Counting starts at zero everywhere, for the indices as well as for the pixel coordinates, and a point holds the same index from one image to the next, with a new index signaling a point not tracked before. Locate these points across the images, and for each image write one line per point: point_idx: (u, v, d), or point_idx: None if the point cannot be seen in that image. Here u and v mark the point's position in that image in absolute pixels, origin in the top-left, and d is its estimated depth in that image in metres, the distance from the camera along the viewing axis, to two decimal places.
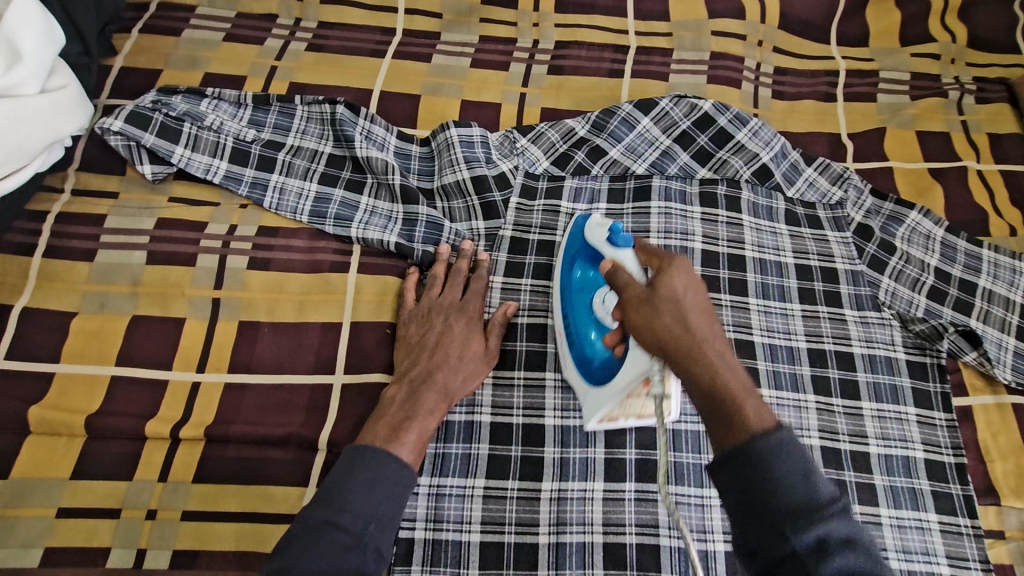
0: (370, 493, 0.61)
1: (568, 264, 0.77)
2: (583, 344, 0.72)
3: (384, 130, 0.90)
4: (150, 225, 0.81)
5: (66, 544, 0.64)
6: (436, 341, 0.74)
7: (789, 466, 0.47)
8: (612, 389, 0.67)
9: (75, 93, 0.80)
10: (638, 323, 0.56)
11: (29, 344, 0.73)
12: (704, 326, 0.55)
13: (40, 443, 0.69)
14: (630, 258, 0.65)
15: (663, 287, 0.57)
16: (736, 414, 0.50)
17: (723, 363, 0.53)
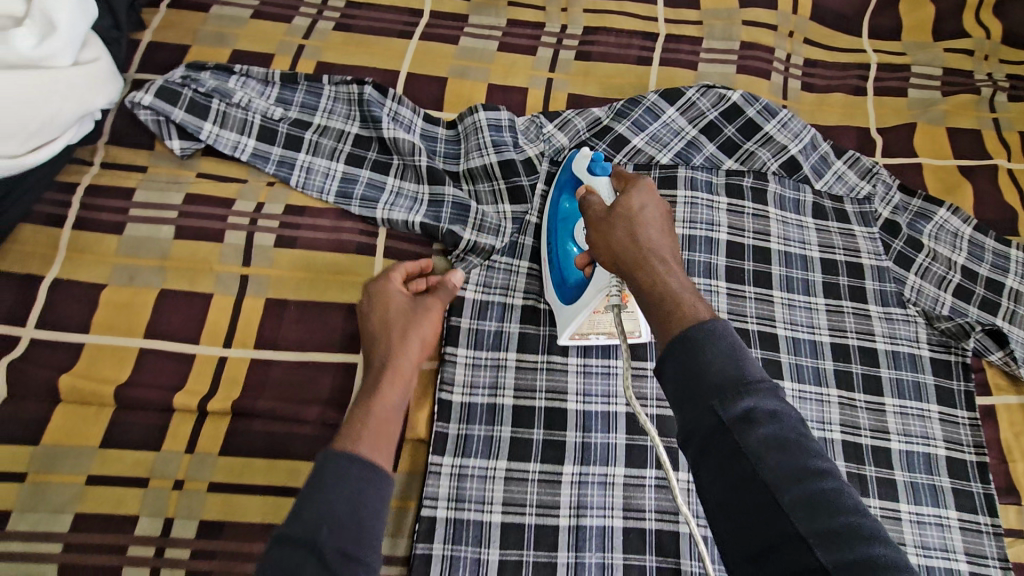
0: (346, 503, 0.48)
1: (555, 196, 0.81)
2: (563, 266, 0.76)
3: (411, 111, 0.90)
4: (178, 200, 0.81)
5: (96, 511, 0.66)
6: (387, 329, 0.66)
7: (721, 347, 0.48)
8: (583, 302, 0.72)
9: (106, 66, 0.79)
10: (597, 239, 0.63)
11: (60, 314, 0.74)
12: (656, 239, 0.60)
13: (70, 411, 0.69)
14: (605, 183, 0.73)
15: (622, 206, 0.63)
16: (675, 309, 0.53)
17: (668, 270, 0.58)
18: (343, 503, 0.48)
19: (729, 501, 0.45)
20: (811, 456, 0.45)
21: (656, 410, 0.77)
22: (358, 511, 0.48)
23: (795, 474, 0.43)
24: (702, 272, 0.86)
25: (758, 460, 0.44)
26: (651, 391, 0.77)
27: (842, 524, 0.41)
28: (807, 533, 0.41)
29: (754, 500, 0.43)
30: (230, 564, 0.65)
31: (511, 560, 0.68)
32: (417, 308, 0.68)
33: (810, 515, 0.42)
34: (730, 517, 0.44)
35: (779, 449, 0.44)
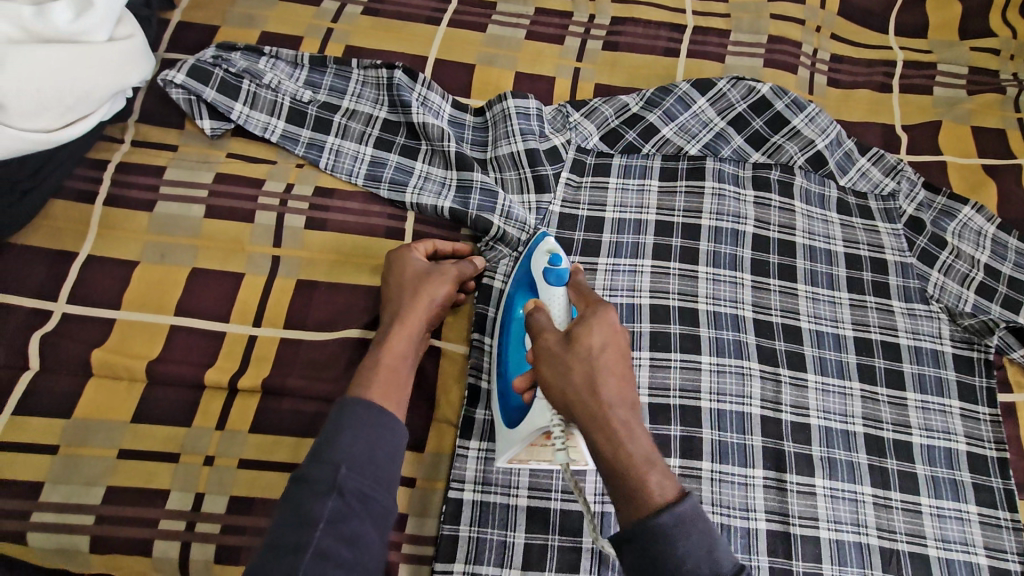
0: (363, 450, 0.56)
1: (507, 298, 0.75)
2: (507, 383, 0.69)
3: (440, 97, 0.90)
4: (208, 179, 0.81)
5: (127, 484, 0.66)
6: (404, 287, 0.71)
7: (690, 541, 0.50)
8: (520, 433, 0.65)
9: (140, 44, 0.79)
10: (549, 377, 0.58)
11: (92, 289, 0.74)
12: (614, 390, 0.57)
13: (102, 385, 0.70)
14: (561, 301, 0.69)
15: (580, 344, 0.58)
16: (641, 489, 0.52)
17: (629, 432, 0.55)
18: (363, 447, 0.56)
19: None
20: None
21: (680, 400, 0.77)
22: (375, 456, 0.56)
23: None
24: (727, 264, 0.86)
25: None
26: (674, 381, 0.78)
27: None
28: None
29: None
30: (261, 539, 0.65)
31: (536, 543, 0.68)
32: (431, 273, 0.73)
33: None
34: None
35: None
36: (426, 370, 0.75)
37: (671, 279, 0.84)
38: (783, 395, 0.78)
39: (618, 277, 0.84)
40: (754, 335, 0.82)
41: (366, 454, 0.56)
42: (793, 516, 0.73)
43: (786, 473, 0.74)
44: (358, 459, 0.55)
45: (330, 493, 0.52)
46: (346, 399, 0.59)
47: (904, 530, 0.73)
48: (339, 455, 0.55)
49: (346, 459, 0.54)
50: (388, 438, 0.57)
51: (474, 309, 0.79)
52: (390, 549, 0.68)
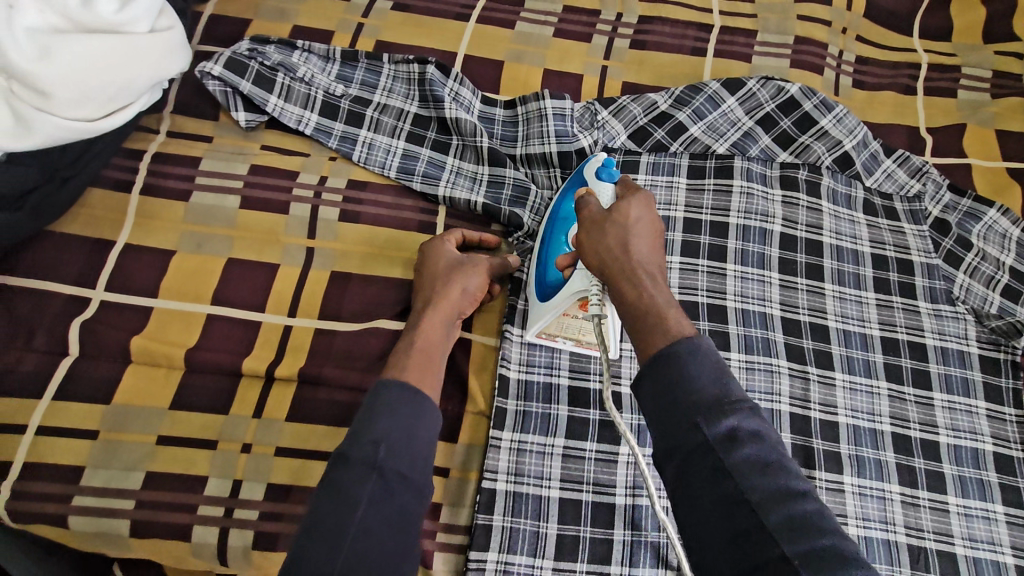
0: (401, 433, 0.54)
1: (558, 198, 0.78)
2: (547, 265, 0.74)
3: (471, 92, 0.90)
4: (243, 170, 0.82)
5: (165, 470, 0.67)
6: (437, 275, 0.72)
7: (704, 362, 0.50)
8: (553, 304, 0.70)
9: (179, 36, 0.79)
10: (586, 243, 0.63)
11: (129, 277, 0.75)
12: (644, 250, 0.60)
13: (140, 372, 0.71)
14: (610, 192, 0.70)
15: (615, 212, 0.63)
16: (659, 321, 0.54)
17: (654, 283, 0.58)
18: (402, 430, 0.54)
19: (708, 521, 0.45)
20: (792, 479, 0.46)
21: None
22: (413, 439, 0.54)
23: (775, 494, 0.44)
24: (755, 262, 0.86)
25: (735, 470, 0.45)
26: None
27: (815, 532, 0.42)
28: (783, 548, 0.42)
29: (733, 520, 0.44)
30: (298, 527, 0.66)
31: (568, 535, 0.69)
32: (466, 263, 0.74)
33: (791, 537, 0.42)
34: (707, 536, 0.45)
35: (757, 469, 0.45)
36: (458, 362, 0.76)
37: (700, 276, 0.85)
38: (812, 392, 0.79)
39: None
40: (782, 333, 0.82)
41: (402, 436, 0.53)
42: None
43: (815, 470, 0.75)
44: (396, 441, 0.53)
45: (372, 474, 0.51)
46: (385, 380, 0.57)
47: (931, 527, 0.74)
48: (379, 435, 0.53)
49: (387, 439, 0.53)
50: (425, 422, 0.56)
51: (506, 303, 0.79)
52: (425, 537, 0.68)
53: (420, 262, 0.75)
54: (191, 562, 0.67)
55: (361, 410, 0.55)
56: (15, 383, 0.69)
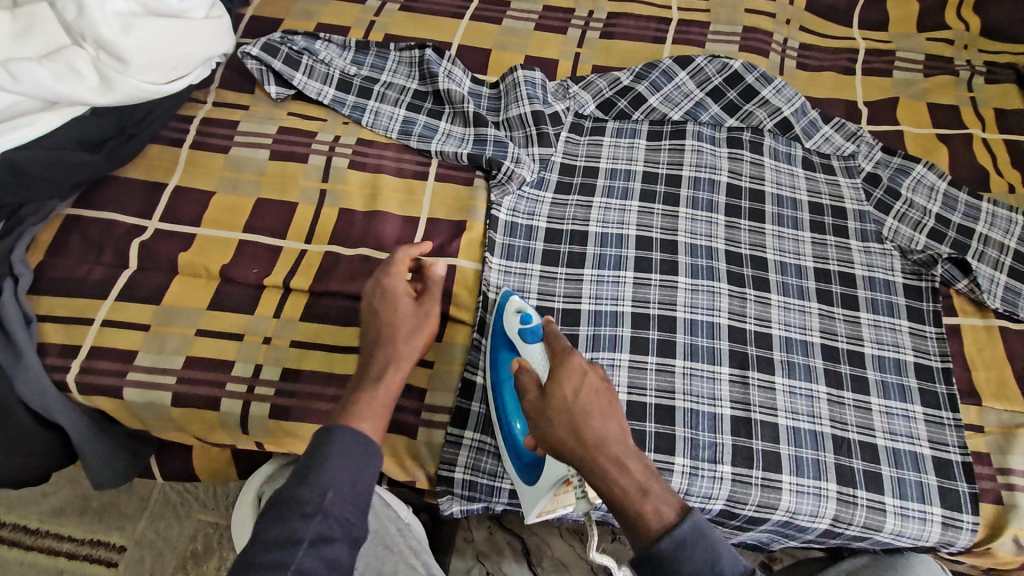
0: (347, 478, 0.60)
1: (492, 356, 0.81)
2: (513, 443, 0.77)
3: (463, 72, 1.08)
4: (273, 130, 1.00)
5: (201, 355, 0.82)
6: (385, 331, 0.72)
7: (694, 560, 0.57)
8: (541, 486, 0.73)
9: (226, 23, 1.00)
10: (539, 433, 0.67)
11: (179, 210, 0.92)
12: (599, 428, 0.65)
13: (185, 281, 0.87)
14: (540, 354, 0.77)
15: (555, 397, 0.67)
16: (642, 523, 0.60)
17: (618, 468, 0.63)
18: (347, 475, 0.60)
19: None
20: None
21: (658, 311, 0.91)
22: (357, 484, 0.60)
23: None
24: (704, 208, 1.00)
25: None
26: (653, 296, 0.92)
27: None
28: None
29: None
30: (308, 401, 0.80)
31: None
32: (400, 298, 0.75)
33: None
34: None
35: None
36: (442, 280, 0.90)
37: (655, 218, 0.99)
38: (748, 309, 0.92)
39: (610, 213, 0.99)
40: (725, 263, 0.95)
41: (348, 483, 0.60)
42: (754, 406, 0.85)
43: (749, 369, 0.87)
44: (341, 485, 0.59)
45: (316, 514, 0.57)
46: (336, 426, 0.63)
47: (855, 422, 0.85)
48: (326, 479, 0.58)
49: (333, 484, 0.58)
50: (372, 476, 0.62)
51: (485, 233, 0.95)
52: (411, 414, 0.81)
53: (368, 316, 0.74)
54: (219, 432, 0.81)
55: (307, 454, 0.60)
56: (85, 287, 0.85)
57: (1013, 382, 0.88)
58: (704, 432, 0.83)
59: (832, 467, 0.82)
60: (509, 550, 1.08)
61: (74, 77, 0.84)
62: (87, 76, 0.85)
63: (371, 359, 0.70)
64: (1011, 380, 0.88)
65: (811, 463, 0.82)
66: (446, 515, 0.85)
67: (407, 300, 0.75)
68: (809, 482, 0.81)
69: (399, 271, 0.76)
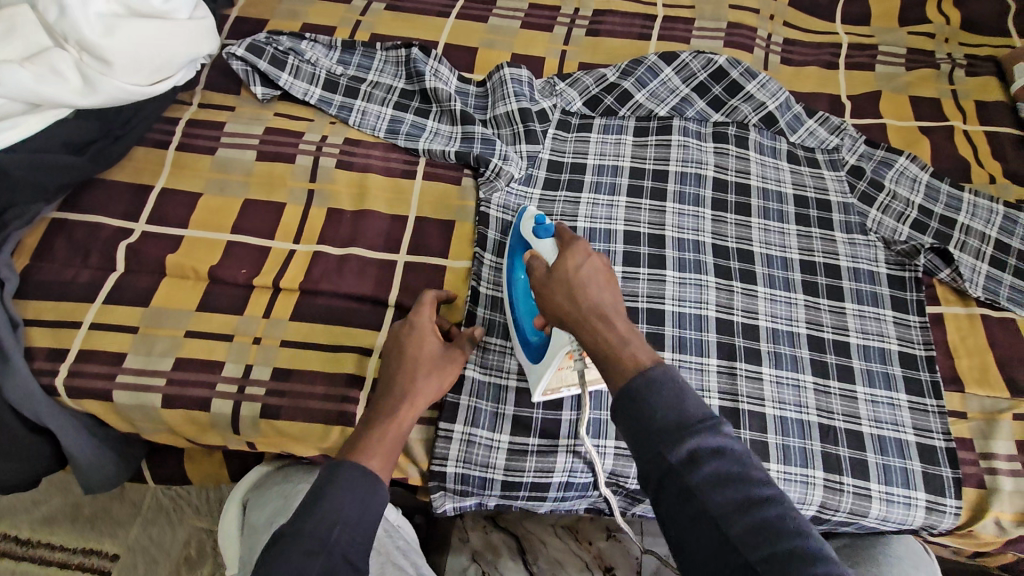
0: (355, 512, 0.62)
1: (510, 261, 0.85)
2: (526, 328, 0.82)
3: (449, 70, 1.09)
4: (259, 131, 1.00)
5: (191, 356, 0.81)
6: (412, 364, 0.77)
7: (661, 394, 0.58)
8: (545, 363, 0.77)
9: (210, 24, 0.99)
10: (541, 304, 0.70)
11: (166, 212, 0.92)
12: (596, 296, 0.67)
13: (174, 283, 0.87)
14: (550, 246, 0.77)
15: (559, 270, 0.70)
16: (621, 366, 0.62)
17: (606, 324, 0.66)
18: (354, 511, 0.62)
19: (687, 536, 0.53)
20: (756, 489, 0.54)
21: (646, 304, 0.92)
22: (365, 512, 0.62)
23: (742, 505, 0.53)
24: (691, 201, 1.01)
25: (704, 495, 0.53)
26: (642, 290, 0.93)
27: (776, 538, 0.51)
28: (753, 560, 0.50)
29: (704, 533, 0.52)
30: (298, 400, 0.80)
31: (523, 414, 0.83)
32: (428, 341, 0.79)
33: (754, 542, 0.51)
34: (687, 546, 0.53)
35: (721, 484, 0.53)
36: (431, 278, 0.91)
37: (643, 213, 0.99)
38: (735, 301, 0.93)
39: (598, 208, 0.99)
40: (712, 256, 0.96)
41: (354, 513, 0.62)
42: (741, 396, 0.86)
43: (736, 360, 0.88)
44: (349, 515, 0.61)
45: (323, 551, 0.58)
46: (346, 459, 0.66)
47: (841, 411, 0.86)
48: (333, 515, 0.60)
49: (340, 520, 0.60)
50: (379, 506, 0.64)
51: (475, 230, 0.95)
52: None
53: (398, 346, 0.79)
54: (210, 433, 0.81)
55: (316, 482, 0.64)
56: (73, 291, 0.85)
57: (995, 369, 0.90)
58: None
59: (818, 455, 0.83)
60: (505, 548, 1.09)
61: (56, 80, 0.84)
62: (70, 78, 0.85)
63: (393, 393, 0.75)
64: (993, 366, 0.90)
65: (798, 451, 0.83)
66: (440, 511, 0.85)
67: (433, 339, 0.80)
68: (796, 469, 0.82)
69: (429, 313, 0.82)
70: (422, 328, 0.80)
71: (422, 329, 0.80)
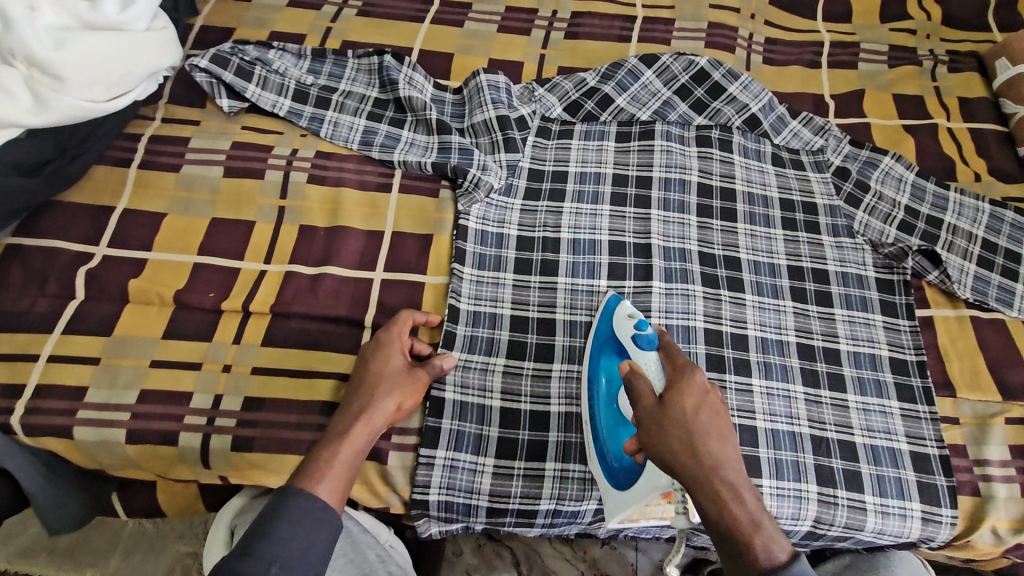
0: (296, 549, 0.60)
1: (595, 357, 0.82)
2: (609, 448, 0.76)
3: (424, 78, 1.05)
4: (226, 146, 0.96)
5: (157, 387, 0.77)
6: (373, 381, 0.74)
7: None
8: (634, 495, 0.71)
9: (171, 34, 0.95)
10: (649, 442, 0.67)
11: (127, 234, 0.88)
12: (714, 449, 0.65)
13: (137, 309, 0.83)
14: (655, 364, 0.75)
15: (673, 408, 0.67)
16: (747, 552, 0.60)
17: (732, 494, 0.63)
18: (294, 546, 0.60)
19: None
20: None
21: None
22: (306, 556, 0.60)
23: None
24: (676, 208, 0.99)
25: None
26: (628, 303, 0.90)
27: None
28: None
29: None
30: (272, 430, 0.76)
31: (508, 437, 0.81)
32: (396, 361, 0.77)
33: None
34: None
35: None
36: (411, 297, 0.88)
37: (627, 221, 0.97)
38: (723, 310, 0.90)
39: (582, 218, 0.96)
40: (698, 265, 0.94)
41: (294, 554, 0.60)
42: (732, 409, 0.84)
43: (725, 373, 0.86)
44: (288, 557, 0.59)
45: None
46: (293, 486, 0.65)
47: (833, 421, 0.84)
48: (272, 552, 0.59)
49: (279, 559, 0.59)
50: (323, 549, 0.62)
51: (453, 244, 0.92)
52: (382, 439, 0.79)
53: (362, 360, 0.77)
54: (179, 467, 0.77)
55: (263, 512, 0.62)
56: (29, 321, 0.80)
57: (986, 372, 0.88)
58: None
59: (811, 468, 0.81)
60: (500, 566, 1.06)
61: (6, 98, 0.79)
62: (20, 96, 0.80)
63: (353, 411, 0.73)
64: (984, 369, 0.89)
65: (791, 465, 0.81)
66: (425, 536, 0.83)
67: (399, 360, 0.77)
68: (789, 484, 0.80)
69: (400, 329, 0.80)
70: (389, 343, 0.78)
71: (389, 345, 0.78)
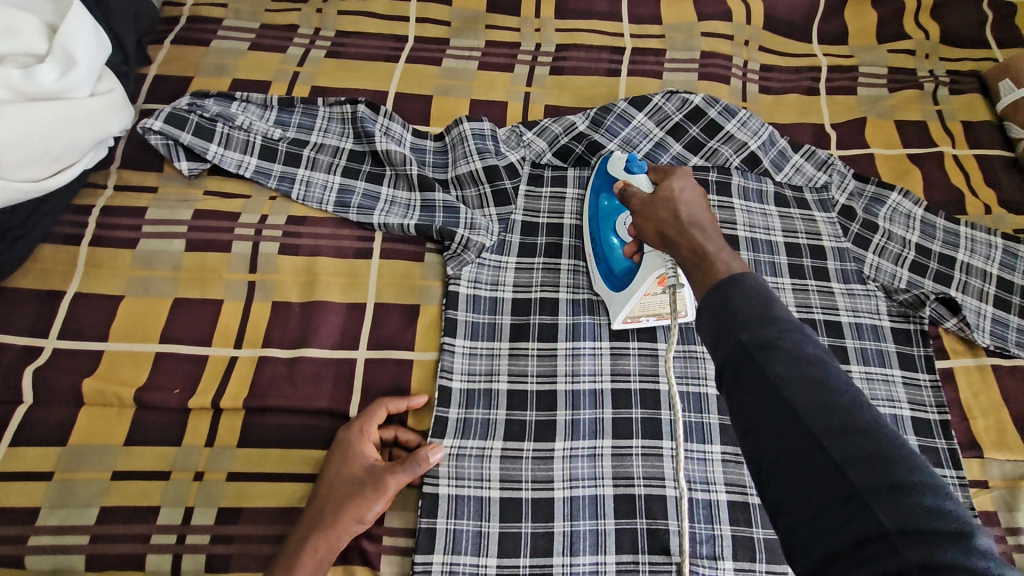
0: None
1: (593, 196, 0.89)
2: (608, 262, 0.85)
3: (402, 126, 0.97)
4: (188, 216, 0.87)
5: (119, 504, 0.70)
6: (336, 491, 0.69)
7: (748, 294, 0.50)
8: (632, 288, 0.80)
9: (119, 97, 0.87)
10: (644, 225, 0.68)
11: (80, 324, 0.79)
12: (696, 212, 0.65)
13: (94, 412, 0.74)
14: (643, 178, 0.77)
15: (662, 189, 0.69)
16: (709, 268, 0.57)
17: (707, 235, 0.62)
18: None
19: (760, 431, 0.45)
20: (838, 379, 0.45)
21: (639, 384, 0.83)
22: None
23: (824, 402, 0.44)
24: None
25: (784, 383, 0.45)
26: (633, 367, 0.84)
27: (867, 440, 0.42)
28: (840, 457, 0.42)
29: (778, 419, 0.44)
30: (250, 547, 0.69)
31: (510, 531, 0.74)
32: (361, 465, 0.70)
33: (838, 431, 0.42)
34: (761, 446, 0.45)
35: (804, 376, 0.45)
36: (398, 378, 0.80)
37: None
38: None
39: (580, 276, 0.90)
40: None
41: None
42: (750, 487, 0.78)
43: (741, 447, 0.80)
44: None
45: None
46: None
47: None
48: None
49: None
50: None
51: (442, 314, 0.85)
52: (373, 544, 0.72)
53: (325, 463, 0.72)
54: None
55: None
56: None
57: (1012, 429, 0.84)
58: (700, 524, 0.75)
59: None
60: None
61: None
62: None
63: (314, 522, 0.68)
64: (1009, 426, 0.84)
65: None
66: None
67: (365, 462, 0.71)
68: None
69: (367, 425, 0.74)
70: (354, 443, 0.72)
71: (354, 445, 0.72)
